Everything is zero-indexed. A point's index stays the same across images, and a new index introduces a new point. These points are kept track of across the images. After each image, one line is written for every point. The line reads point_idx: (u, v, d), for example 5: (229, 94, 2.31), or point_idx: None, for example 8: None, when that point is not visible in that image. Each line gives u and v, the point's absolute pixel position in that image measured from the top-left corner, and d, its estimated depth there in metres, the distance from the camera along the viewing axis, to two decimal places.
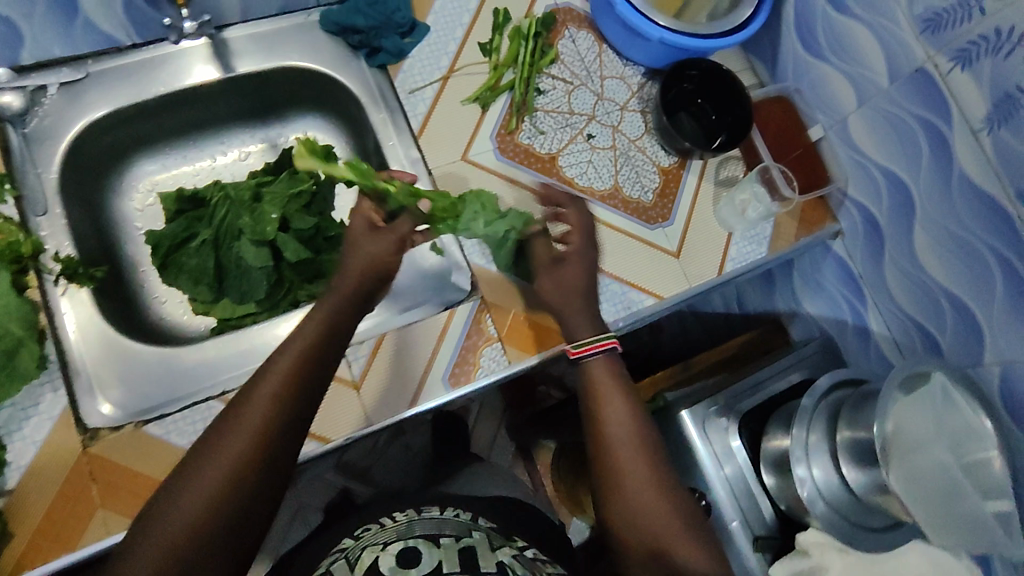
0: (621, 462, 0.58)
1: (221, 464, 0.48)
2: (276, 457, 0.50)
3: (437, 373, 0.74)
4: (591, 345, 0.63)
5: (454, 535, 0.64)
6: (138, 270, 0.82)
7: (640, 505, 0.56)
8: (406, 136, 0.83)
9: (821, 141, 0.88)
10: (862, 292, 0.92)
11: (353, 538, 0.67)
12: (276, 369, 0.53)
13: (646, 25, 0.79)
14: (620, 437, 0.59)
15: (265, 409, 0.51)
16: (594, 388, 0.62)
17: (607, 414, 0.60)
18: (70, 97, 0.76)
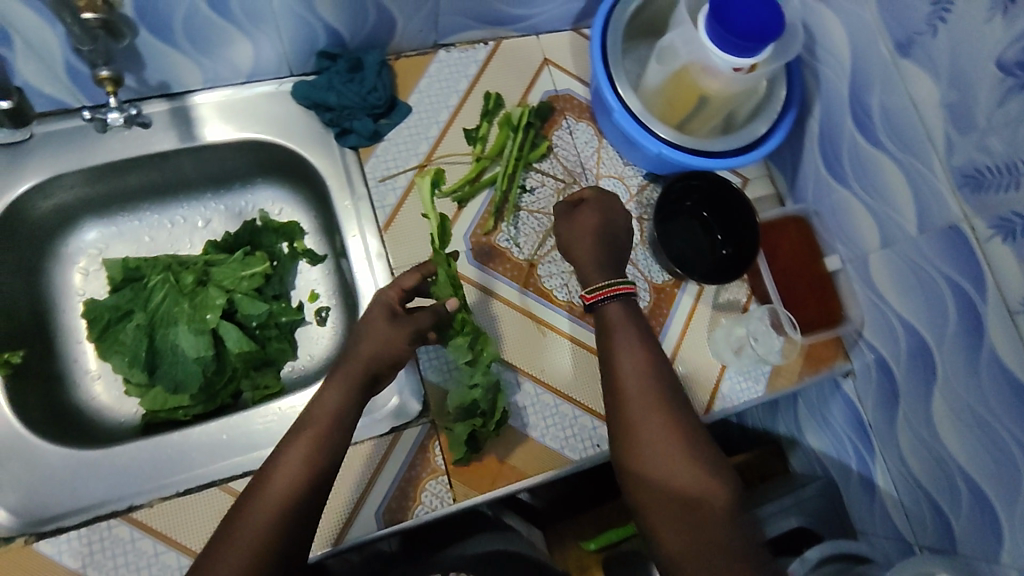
0: (641, 411, 0.59)
1: (261, 520, 0.52)
2: (306, 511, 0.54)
3: (371, 506, 0.67)
4: (604, 291, 0.65)
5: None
6: (72, 346, 0.75)
7: (665, 451, 0.57)
8: (371, 227, 0.75)
9: (838, 273, 0.79)
10: (871, 443, 0.82)
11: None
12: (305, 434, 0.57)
13: (644, 137, 0.72)
14: (640, 383, 0.61)
15: (297, 466, 0.55)
16: (612, 340, 0.64)
17: (624, 358, 0.62)
18: (10, 159, 0.70)
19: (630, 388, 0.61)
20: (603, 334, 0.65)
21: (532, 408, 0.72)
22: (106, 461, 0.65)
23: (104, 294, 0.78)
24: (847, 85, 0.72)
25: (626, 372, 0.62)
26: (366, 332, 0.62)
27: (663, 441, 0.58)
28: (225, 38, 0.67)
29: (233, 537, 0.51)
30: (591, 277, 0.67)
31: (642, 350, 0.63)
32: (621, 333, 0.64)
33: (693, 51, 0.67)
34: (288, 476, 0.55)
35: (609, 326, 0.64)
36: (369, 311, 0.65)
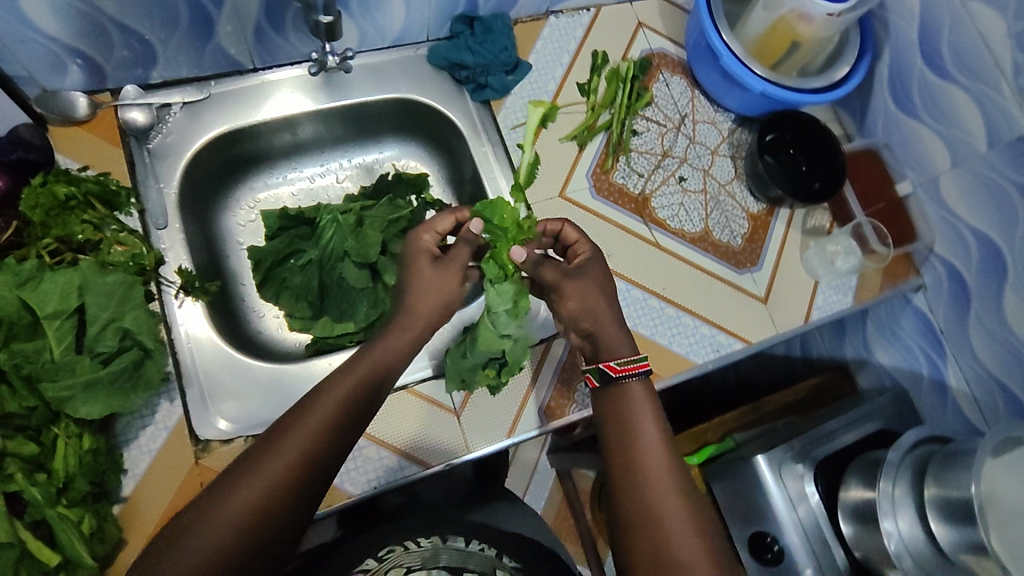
0: (653, 487, 0.61)
1: (286, 457, 0.54)
2: (308, 485, 0.54)
3: (534, 406, 0.77)
4: (634, 367, 0.67)
5: (478, 571, 0.65)
6: (238, 286, 0.83)
7: (670, 528, 0.59)
8: (506, 169, 0.85)
9: (909, 197, 0.91)
10: (942, 347, 0.93)
11: (376, 558, 0.64)
12: (327, 399, 0.58)
13: (749, 77, 0.81)
14: (656, 460, 0.63)
15: (312, 434, 0.56)
16: (630, 416, 0.65)
17: (642, 431, 0.64)
18: (192, 116, 0.78)
19: (644, 457, 0.63)
20: (620, 405, 0.67)
21: (660, 317, 0.82)
22: (305, 372, 0.73)
23: (261, 241, 0.87)
24: (916, 30, 0.83)
25: (643, 445, 0.64)
26: (416, 277, 0.67)
27: (672, 514, 0.60)
28: (387, 2, 0.77)
29: (232, 494, 0.52)
30: (620, 350, 0.69)
31: (661, 426, 0.65)
32: (643, 411, 0.66)
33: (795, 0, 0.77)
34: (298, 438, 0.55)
35: (628, 399, 0.66)
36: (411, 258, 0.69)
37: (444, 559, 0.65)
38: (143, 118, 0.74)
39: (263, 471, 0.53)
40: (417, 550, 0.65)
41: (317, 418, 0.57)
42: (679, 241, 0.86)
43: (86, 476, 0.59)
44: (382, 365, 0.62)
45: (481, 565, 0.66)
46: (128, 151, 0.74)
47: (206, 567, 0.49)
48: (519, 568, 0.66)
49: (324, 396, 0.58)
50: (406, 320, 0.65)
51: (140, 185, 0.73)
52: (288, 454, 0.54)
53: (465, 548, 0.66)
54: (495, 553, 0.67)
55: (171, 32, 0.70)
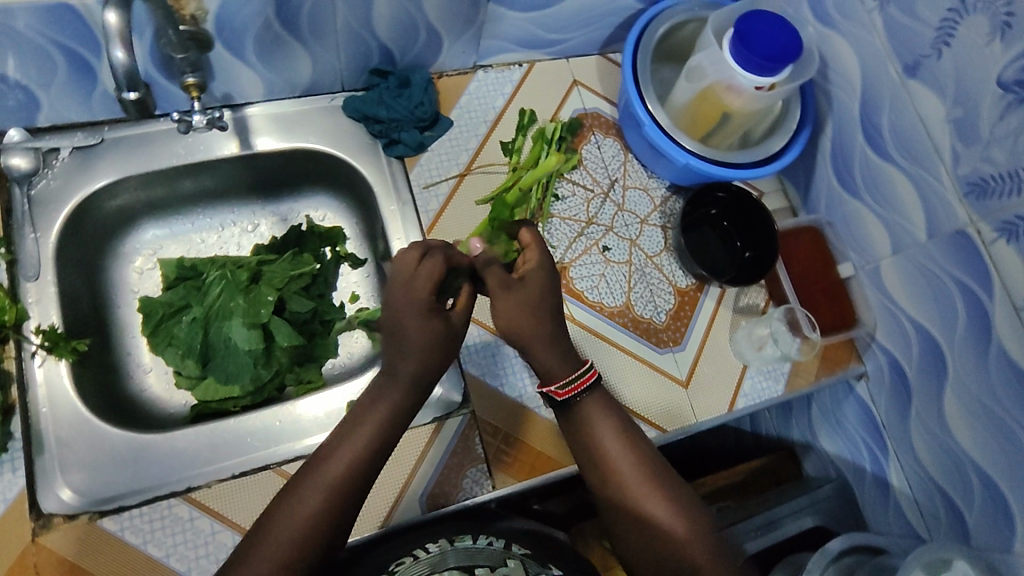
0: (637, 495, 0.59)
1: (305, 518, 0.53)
2: (323, 548, 0.53)
3: (415, 493, 0.70)
4: (581, 383, 0.63)
5: (489, 566, 0.59)
6: (126, 337, 0.79)
7: (665, 530, 0.58)
8: (414, 230, 0.80)
9: (851, 279, 0.85)
10: (884, 442, 0.86)
11: (389, 573, 0.59)
12: (347, 453, 0.56)
13: (673, 149, 0.77)
14: (631, 471, 0.60)
15: (327, 497, 0.54)
16: (591, 428, 0.62)
17: (609, 447, 0.61)
18: (81, 161, 0.74)
19: (620, 474, 0.60)
20: (577, 424, 0.63)
21: None
22: (166, 444, 0.68)
23: (158, 291, 0.82)
24: (858, 105, 0.78)
25: (615, 461, 0.61)
26: (425, 343, 0.59)
27: (663, 519, 0.58)
28: (291, 53, 0.73)
29: (246, 569, 0.51)
30: (560, 371, 0.63)
31: (627, 435, 0.62)
32: (602, 422, 0.63)
33: (720, 71, 0.73)
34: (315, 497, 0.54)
35: (583, 414, 0.63)
36: (412, 316, 0.59)
37: (454, 560, 0.59)
38: (25, 164, 0.71)
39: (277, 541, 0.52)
40: (425, 558, 0.60)
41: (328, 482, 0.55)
42: (597, 314, 0.80)
43: None
44: (394, 417, 0.59)
45: (491, 560, 0.60)
46: (7, 197, 0.71)
47: None
48: (530, 553, 0.61)
49: (334, 457, 0.56)
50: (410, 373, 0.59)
51: (15, 234, 0.70)
52: (299, 521, 0.53)
53: (472, 546, 0.61)
54: (503, 545, 0.62)
55: (50, 77, 0.67)
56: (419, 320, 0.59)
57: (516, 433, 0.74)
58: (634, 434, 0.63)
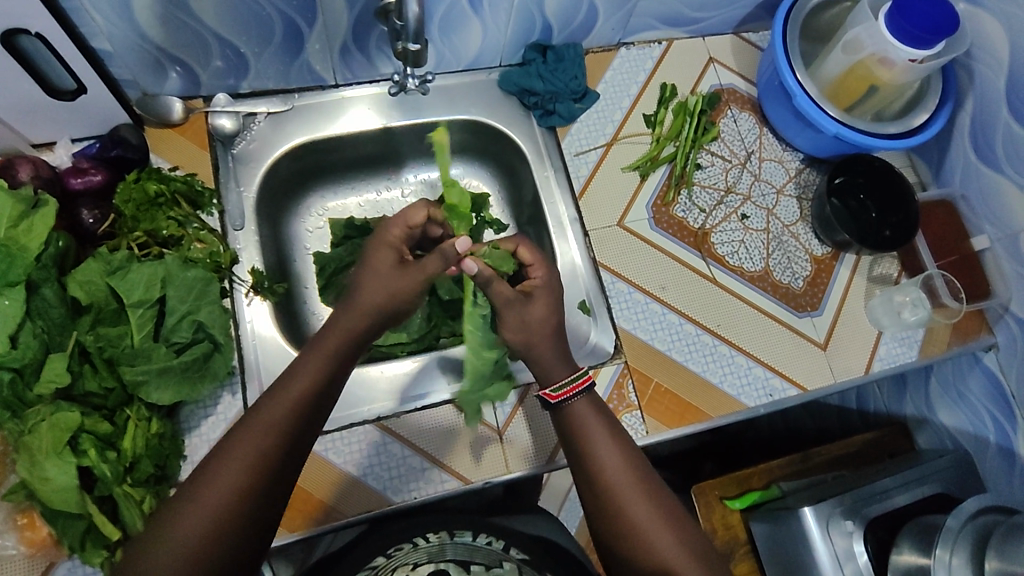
0: (626, 501, 0.61)
1: (250, 452, 0.54)
2: (270, 479, 0.54)
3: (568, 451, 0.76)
4: (571, 389, 0.65)
5: (485, 563, 0.71)
6: (302, 287, 0.86)
7: (650, 536, 0.59)
8: (567, 195, 0.86)
9: (985, 252, 0.87)
10: (1013, 413, 0.89)
11: (385, 556, 0.69)
12: (286, 393, 0.58)
13: (823, 118, 0.80)
14: (623, 477, 0.62)
15: (254, 450, 0.54)
16: (586, 432, 0.64)
17: (600, 451, 0.63)
18: (274, 125, 0.82)
19: (610, 480, 0.62)
20: (570, 426, 0.65)
21: (710, 356, 0.81)
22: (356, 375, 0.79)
23: (326, 248, 0.90)
24: (1004, 80, 0.80)
25: (605, 466, 0.62)
26: (373, 271, 0.67)
27: (647, 525, 0.60)
28: (465, 26, 0.79)
29: (197, 495, 0.52)
30: (555, 375, 0.67)
31: (618, 443, 0.63)
32: (596, 425, 0.65)
33: (877, 44, 0.77)
34: (262, 434, 0.55)
35: (575, 419, 0.65)
36: (375, 252, 0.70)
37: (451, 553, 0.70)
38: (230, 125, 0.79)
39: (204, 500, 0.52)
40: (424, 546, 0.70)
41: (278, 411, 0.56)
42: (737, 278, 0.85)
43: (151, 459, 0.63)
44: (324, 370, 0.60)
45: (487, 559, 0.71)
46: (213, 155, 0.79)
47: (194, 561, 0.50)
48: (525, 559, 0.70)
49: (260, 414, 0.56)
50: (344, 323, 0.63)
51: (222, 186, 0.78)
52: (246, 458, 0.54)
53: (472, 543, 0.70)
54: (500, 547, 0.71)
55: (264, 47, 0.75)
56: (375, 250, 0.70)
57: (668, 382, 0.79)
58: (624, 440, 0.65)
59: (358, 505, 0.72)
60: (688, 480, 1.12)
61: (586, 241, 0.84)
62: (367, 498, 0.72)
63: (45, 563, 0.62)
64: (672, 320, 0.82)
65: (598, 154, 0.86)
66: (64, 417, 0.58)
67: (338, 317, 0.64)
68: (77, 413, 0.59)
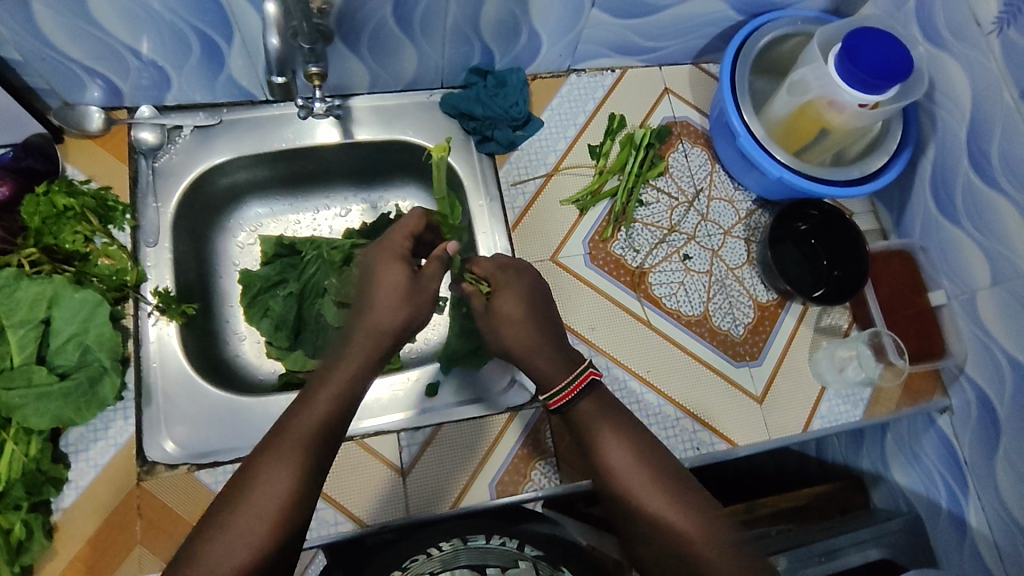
0: (644, 496, 0.58)
1: (288, 459, 0.53)
2: (308, 486, 0.54)
3: (515, 433, 0.75)
4: (568, 394, 0.62)
5: (500, 566, 0.63)
6: (225, 306, 0.84)
7: (672, 521, 0.56)
8: (500, 226, 0.82)
9: (942, 308, 0.82)
10: (965, 480, 0.83)
11: (402, 569, 0.63)
12: (320, 401, 0.57)
13: (768, 162, 0.76)
14: (633, 473, 0.59)
15: (290, 460, 0.53)
16: (593, 430, 0.61)
17: (607, 449, 0.60)
18: (200, 140, 0.80)
19: (624, 475, 0.59)
20: (577, 427, 0.63)
21: (637, 404, 0.77)
22: (261, 407, 0.72)
23: (255, 266, 0.87)
24: (965, 130, 0.75)
25: (615, 465, 0.59)
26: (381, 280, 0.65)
27: (664, 516, 0.56)
28: (398, 48, 0.77)
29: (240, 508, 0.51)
30: (553, 379, 0.64)
31: (626, 438, 0.61)
32: (597, 418, 0.62)
33: (824, 86, 0.72)
34: (295, 443, 0.54)
35: (581, 420, 0.62)
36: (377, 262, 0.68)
37: (465, 558, 0.63)
38: (152, 138, 0.78)
39: (237, 533, 0.50)
40: (438, 554, 0.63)
41: (311, 420, 0.56)
42: (673, 322, 0.81)
43: (24, 485, 0.61)
44: (345, 393, 0.58)
45: (502, 559, 0.63)
46: (133, 168, 0.77)
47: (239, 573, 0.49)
48: (540, 555, 0.64)
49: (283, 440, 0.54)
50: (361, 345, 0.62)
51: (138, 201, 0.76)
52: (284, 468, 0.53)
53: (485, 545, 0.64)
54: (515, 545, 0.64)
55: (184, 61, 0.72)
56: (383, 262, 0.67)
57: None
58: (631, 431, 0.62)
59: None
60: None
61: None
62: None
63: None
64: (599, 363, 0.78)
65: (535, 185, 0.83)
66: None
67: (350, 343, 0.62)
68: None
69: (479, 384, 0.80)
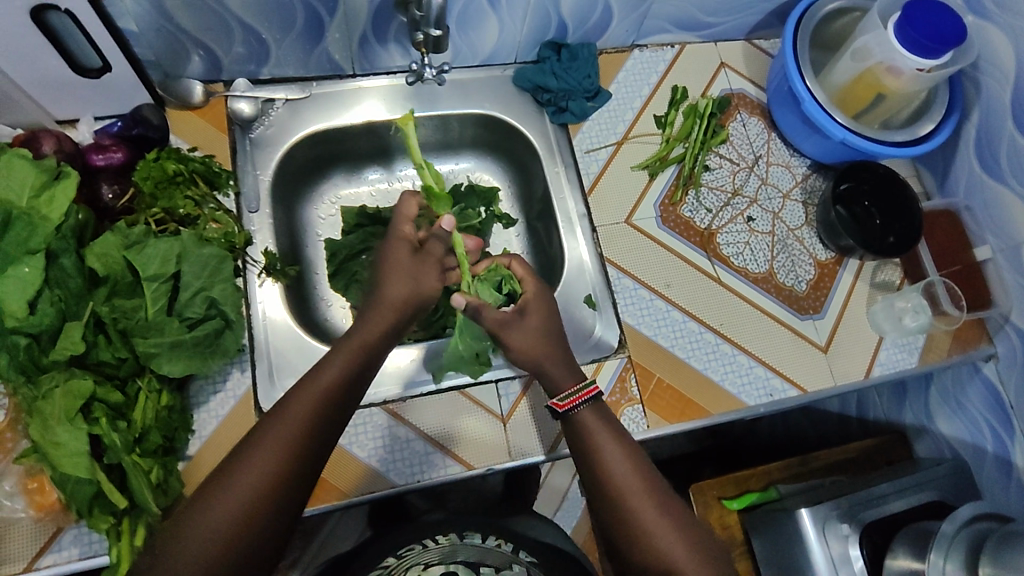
0: (630, 502, 0.61)
1: (302, 411, 0.57)
2: (317, 440, 0.57)
3: None
4: (577, 399, 0.68)
5: (494, 565, 0.76)
6: (312, 273, 0.88)
7: (654, 529, 0.60)
8: (576, 192, 0.87)
9: (987, 262, 0.88)
10: (1011, 423, 0.89)
11: (396, 556, 0.74)
12: (339, 358, 0.61)
13: (831, 125, 0.82)
14: (628, 479, 0.63)
15: (304, 413, 0.57)
16: (592, 438, 0.66)
17: (607, 460, 0.64)
18: (292, 111, 0.83)
19: (615, 479, 0.63)
20: (580, 435, 0.67)
21: (714, 355, 0.82)
22: None
23: (337, 236, 0.91)
24: (1010, 94, 0.81)
25: (611, 470, 0.63)
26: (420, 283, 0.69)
27: (649, 522, 0.60)
28: (483, 22, 0.81)
29: (249, 456, 0.54)
30: (563, 385, 0.69)
31: (624, 447, 0.65)
32: (598, 426, 0.66)
33: (885, 52, 0.78)
34: (310, 398, 0.58)
35: (583, 426, 0.67)
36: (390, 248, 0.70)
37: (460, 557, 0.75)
38: (248, 109, 0.80)
39: (237, 483, 0.53)
40: (434, 547, 0.75)
41: (327, 375, 0.60)
42: (741, 279, 0.86)
43: (161, 431, 0.64)
44: (358, 353, 0.63)
45: (497, 561, 0.75)
46: (232, 140, 0.80)
47: (243, 518, 0.52)
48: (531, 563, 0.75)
49: (292, 406, 0.58)
50: (384, 304, 0.66)
51: (239, 170, 0.79)
52: (296, 422, 0.57)
53: (481, 544, 0.75)
54: (509, 549, 0.75)
55: (285, 34, 0.76)
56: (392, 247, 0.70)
57: (672, 381, 0.80)
58: (630, 444, 0.66)
59: (362, 487, 0.72)
60: (686, 483, 1.13)
61: (593, 237, 0.85)
62: (369, 479, 0.73)
63: (53, 527, 0.63)
64: (676, 317, 0.83)
65: (608, 153, 0.88)
66: (77, 385, 0.59)
67: (371, 310, 0.66)
68: (91, 381, 0.61)
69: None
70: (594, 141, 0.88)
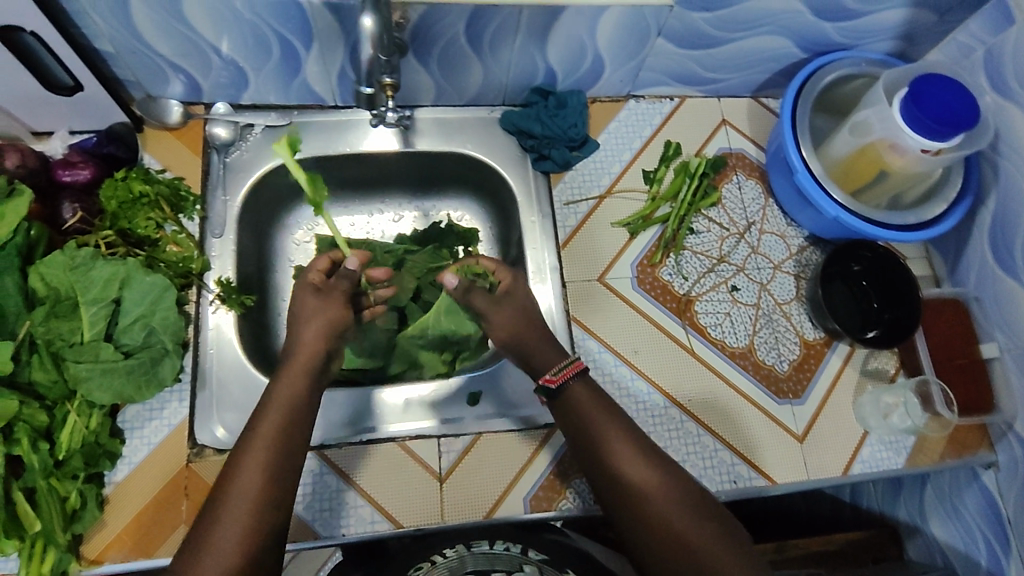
0: (626, 471, 0.58)
1: (254, 469, 0.54)
2: (280, 497, 0.54)
3: (524, 487, 0.73)
4: (568, 371, 0.63)
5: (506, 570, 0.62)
6: (278, 300, 0.86)
7: (654, 497, 0.57)
8: (550, 244, 0.83)
9: (994, 360, 0.80)
10: (1009, 540, 0.78)
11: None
12: (273, 409, 0.58)
13: (823, 200, 0.76)
14: (622, 448, 0.59)
15: (256, 470, 0.54)
16: (581, 410, 0.62)
17: (608, 438, 0.60)
18: (269, 138, 0.82)
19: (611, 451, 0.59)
20: (580, 432, 0.61)
21: (676, 432, 0.77)
22: None
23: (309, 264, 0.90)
24: None
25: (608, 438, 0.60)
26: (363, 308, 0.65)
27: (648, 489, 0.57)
28: (465, 64, 0.79)
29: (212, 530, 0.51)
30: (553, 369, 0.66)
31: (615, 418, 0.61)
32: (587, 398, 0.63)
33: (887, 128, 0.72)
34: (256, 457, 0.55)
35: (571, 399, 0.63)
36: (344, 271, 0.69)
37: (470, 565, 0.63)
38: (224, 133, 0.80)
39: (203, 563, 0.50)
40: (442, 562, 0.64)
41: (267, 427, 0.57)
42: (718, 353, 0.81)
43: (83, 456, 0.63)
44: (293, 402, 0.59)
45: (508, 564, 0.63)
46: (206, 161, 0.80)
47: None
48: (545, 559, 0.64)
49: (235, 473, 0.54)
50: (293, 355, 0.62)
51: (207, 194, 0.79)
52: (250, 481, 0.53)
53: (490, 551, 0.64)
54: (519, 550, 0.65)
55: (262, 64, 0.76)
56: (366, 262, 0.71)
57: None
58: (626, 419, 0.62)
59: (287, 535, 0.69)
60: None
61: (562, 292, 0.81)
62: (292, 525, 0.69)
63: None
64: (640, 387, 0.78)
65: (588, 206, 0.84)
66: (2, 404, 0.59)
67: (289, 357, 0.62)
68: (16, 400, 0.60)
69: (500, 399, 0.78)
70: (576, 193, 0.85)
